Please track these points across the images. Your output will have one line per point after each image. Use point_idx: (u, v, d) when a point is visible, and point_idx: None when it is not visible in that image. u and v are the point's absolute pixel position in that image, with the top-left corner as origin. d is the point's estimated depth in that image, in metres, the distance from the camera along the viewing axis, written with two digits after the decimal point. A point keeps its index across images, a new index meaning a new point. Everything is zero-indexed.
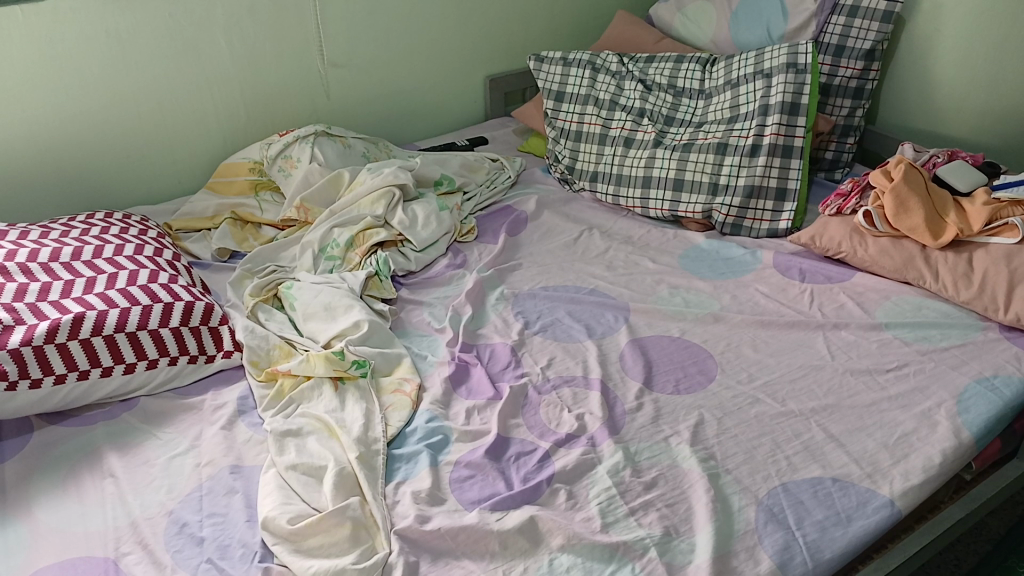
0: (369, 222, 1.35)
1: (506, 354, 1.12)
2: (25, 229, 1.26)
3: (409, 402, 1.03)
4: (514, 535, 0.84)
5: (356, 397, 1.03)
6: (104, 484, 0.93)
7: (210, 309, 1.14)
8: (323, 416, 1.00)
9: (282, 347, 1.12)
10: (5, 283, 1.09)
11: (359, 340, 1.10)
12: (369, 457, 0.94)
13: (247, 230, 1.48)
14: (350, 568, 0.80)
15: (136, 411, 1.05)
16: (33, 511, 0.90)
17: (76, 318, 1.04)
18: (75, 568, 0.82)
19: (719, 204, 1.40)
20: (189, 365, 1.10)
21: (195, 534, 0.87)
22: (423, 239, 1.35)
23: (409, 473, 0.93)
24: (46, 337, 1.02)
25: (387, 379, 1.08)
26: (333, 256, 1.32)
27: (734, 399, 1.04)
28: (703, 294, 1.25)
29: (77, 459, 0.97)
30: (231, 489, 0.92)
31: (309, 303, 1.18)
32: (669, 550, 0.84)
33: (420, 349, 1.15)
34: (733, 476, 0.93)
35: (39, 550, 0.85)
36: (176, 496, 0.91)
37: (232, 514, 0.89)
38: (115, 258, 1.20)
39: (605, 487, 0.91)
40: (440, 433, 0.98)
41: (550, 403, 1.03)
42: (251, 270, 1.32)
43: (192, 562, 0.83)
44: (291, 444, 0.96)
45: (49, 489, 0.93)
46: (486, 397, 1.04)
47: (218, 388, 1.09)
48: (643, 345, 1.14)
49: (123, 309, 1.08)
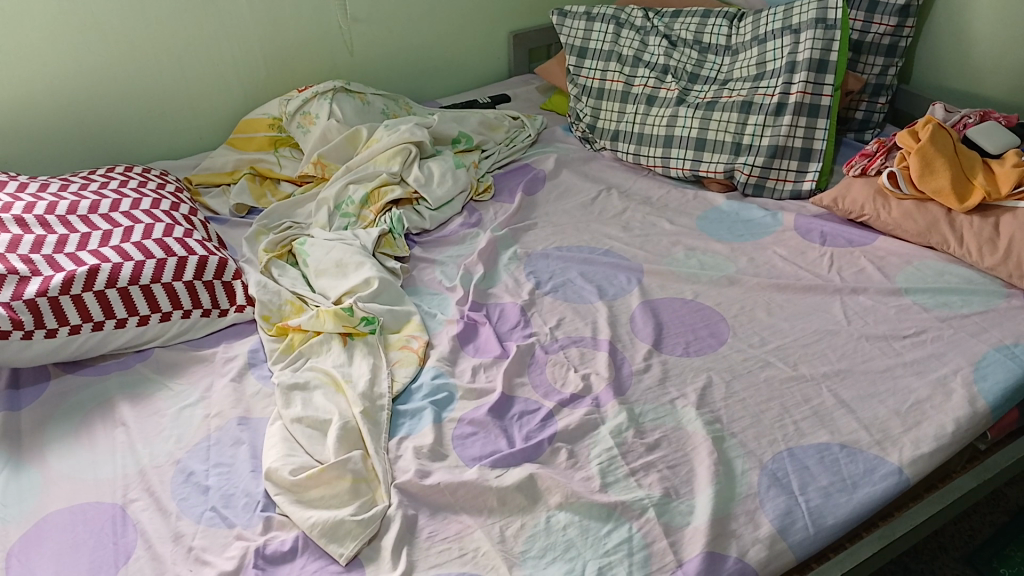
0: (384, 179, 1.35)
1: (515, 314, 1.11)
2: (46, 182, 1.28)
3: (416, 359, 1.03)
4: (512, 492, 0.84)
5: (363, 353, 1.04)
6: (115, 433, 0.95)
7: (224, 264, 1.15)
8: (330, 371, 1.01)
9: (293, 303, 1.13)
10: (23, 235, 1.11)
11: (369, 297, 1.10)
12: (373, 413, 0.95)
13: (266, 185, 1.48)
14: (349, 520, 0.81)
15: (149, 362, 1.06)
16: (47, 458, 0.92)
17: (90, 270, 1.06)
18: (86, 513, 0.85)
19: (742, 163, 1.37)
20: (202, 318, 1.11)
21: (201, 482, 0.88)
22: (438, 197, 1.34)
23: (412, 429, 0.94)
24: (61, 289, 1.03)
25: (396, 337, 1.08)
26: (347, 213, 1.32)
27: (744, 362, 1.03)
28: (720, 256, 1.23)
29: (90, 409, 0.99)
30: (238, 441, 0.94)
31: (321, 260, 1.18)
32: (668, 511, 0.84)
33: (430, 307, 1.14)
34: (738, 439, 0.93)
35: (50, 495, 0.87)
36: (184, 446, 0.93)
37: (237, 465, 0.90)
38: (131, 212, 1.21)
39: (606, 447, 0.90)
40: (445, 390, 0.99)
41: (556, 362, 1.03)
42: (267, 226, 1.33)
43: (197, 511, 0.85)
44: (298, 398, 0.97)
45: (64, 436, 0.95)
46: (492, 356, 1.03)
47: (230, 341, 1.10)
48: (654, 306, 1.13)
49: (137, 262, 1.09)
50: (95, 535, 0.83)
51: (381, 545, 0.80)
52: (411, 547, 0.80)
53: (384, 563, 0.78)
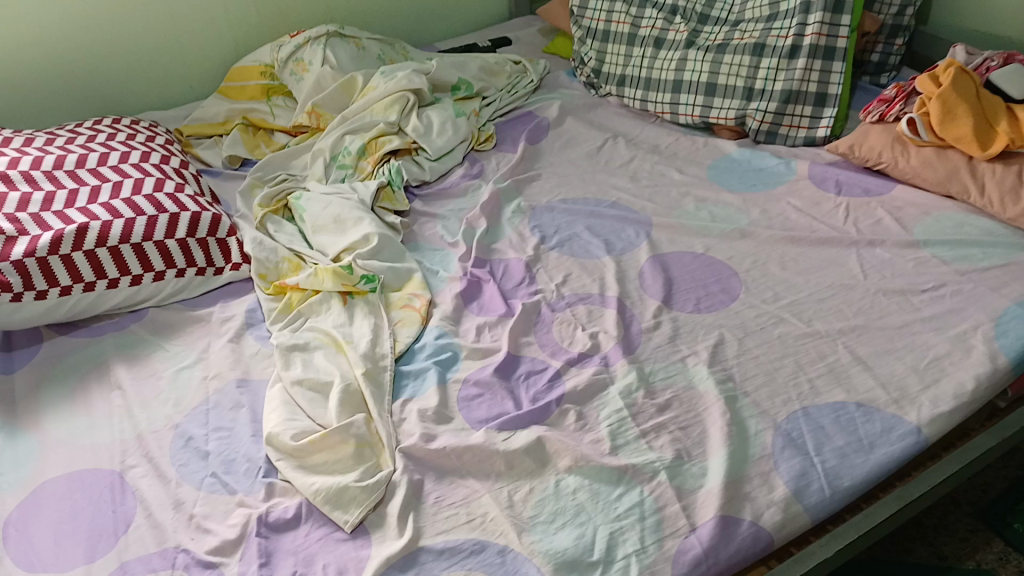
0: (382, 129, 1.30)
1: (520, 270, 1.08)
2: (30, 136, 1.23)
3: (419, 318, 1.00)
4: (520, 455, 0.82)
5: (364, 312, 1.01)
6: (111, 397, 0.93)
7: (218, 220, 1.11)
8: (331, 331, 0.98)
9: (291, 260, 1.09)
10: (8, 192, 1.06)
11: (369, 255, 1.07)
12: (376, 374, 0.92)
13: (259, 136, 1.43)
14: (353, 486, 0.78)
15: (144, 322, 1.03)
16: (42, 423, 0.90)
17: (79, 229, 1.02)
18: (83, 481, 0.83)
19: (754, 109, 1.32)
20: (197, 277, 1.07)
21: (201, 448, 0.86)
22: (438, 147, 1.30)
23: (416, 391, 0.91)
24: (49, 249, 0.99)
25: (396, 295, 1.04)
26: (344, 165, 1.27)
27: (757, 319, 1.00)
28: (731, 208, 1.19)
29: (85, 371, 0.97)
30: (237, 404, 0.91)
31: (318, 215, 1.13)
32: (680, 474, 0.81)
33: (432, 264, 1.11)
34: (751, 399, 0.90)
35: (46, 461, 0.85)
36: (182, 410, 0.91)
37: (237, 429, 0.88)
38: (119, 166, 1.17)
39: (616, 409, 0.88)
40: (449, 350, 0.96)
41: (563, 320, 1.00)
42: (261, 179, 1.28)
43: (197, 476, 0.83)
44: (297, 359, 0.94)
45: (58, 399, 0.93)
46: (497, 314, 1.00)
47: (227, 300, 1.07)
48: (665, 261, 1.09)
49: (128, 219, 1.05)
50: (94, 504, 0.81)
51: (387, 511, 0.78)
52: (418, 513, 0.78)
53: (390, 530, 0.76)
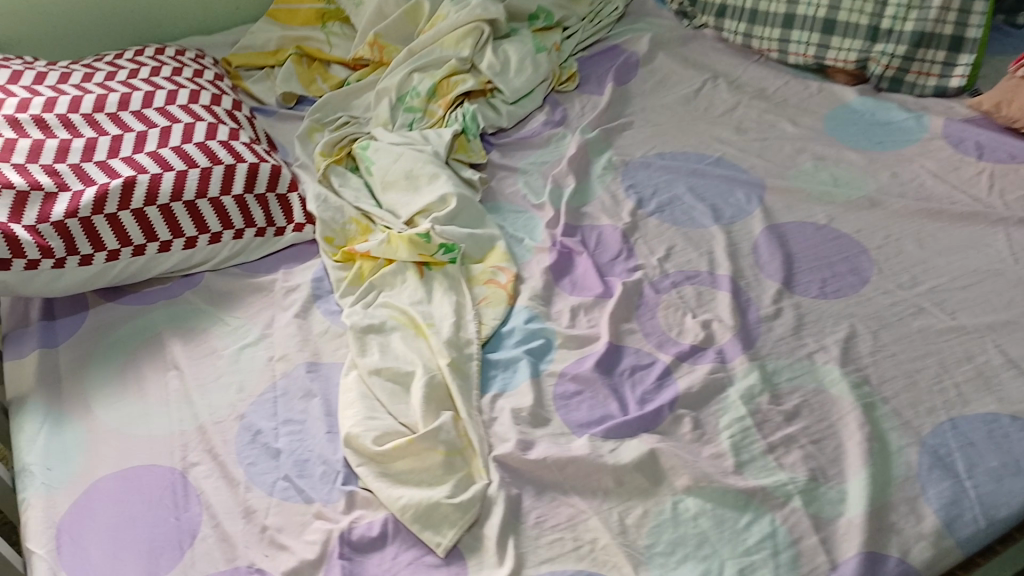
0: (453, 66, 1.15)
1: (616, 241, 0.95)
2: (67, 71, 1.11)
3: (505, 297, 0.89)
4: (631, 471, 0.73)
5: (444, 288, 0.90)
6: (168, 378, 0.84)
7: (278, 173, 0.99)
8: (408, 310, 0.87)
9: (359, 222, 0.98)
10: (44, 140, 0.94)
11: (446, 219, 0.95)
12: (461, 364, 0.82)
13: (314, 69, 1.29)
14: (445, 504, 0.70)
15: (199, 290, 0.93)
16: (92, 407, 0.82)
17: (126, 183, 0.90)
18: (139, 480, 0.75)
19: (878, 53, 1.15)
20: (257, 239, 0.96)
21: (271, 445, 0.78)
22: (515, 89, 1.15)
23: (507, 385, 0.81)
24: (93, 208, 0.88)
25: (478, 267, 0.93)
26: (412, 107, 1.13)
27: (892, 309, 0.88)
28: (855, 170, 1.04)
29: (137, 345, 0.88)
30: (308, 393, 0.82)
31: (388, 169, 1.01)
32: (816, 499, 0.71)
33: (516, 230, 0.99)
34: (891, 407, 0.78)
35: (98, 454, 0.77)
36: (247, 398, 0.82)
37: (310, 424, 0.79)
38: (166, 108, 1.03)
39: (738, 416, 0.77)
40: (541, 337, 0.85)
41: (669, 304, 0.88)
42: (320, 121, 1.15)
43: (268, 480, 0.75)
44: (373, 343, 0.84)
45: (108, 380, 0.84)
46: (593, 294, 0.89)
47: (290, 266, 0.96)
48: (782, 234, 0.97)
49: (179, 172, 0.94)
50: (154, 509, 0.73)
51: (484, 533, 0.69)
52: (519, 536, 0.69)
53: (489, 555, 0.68)
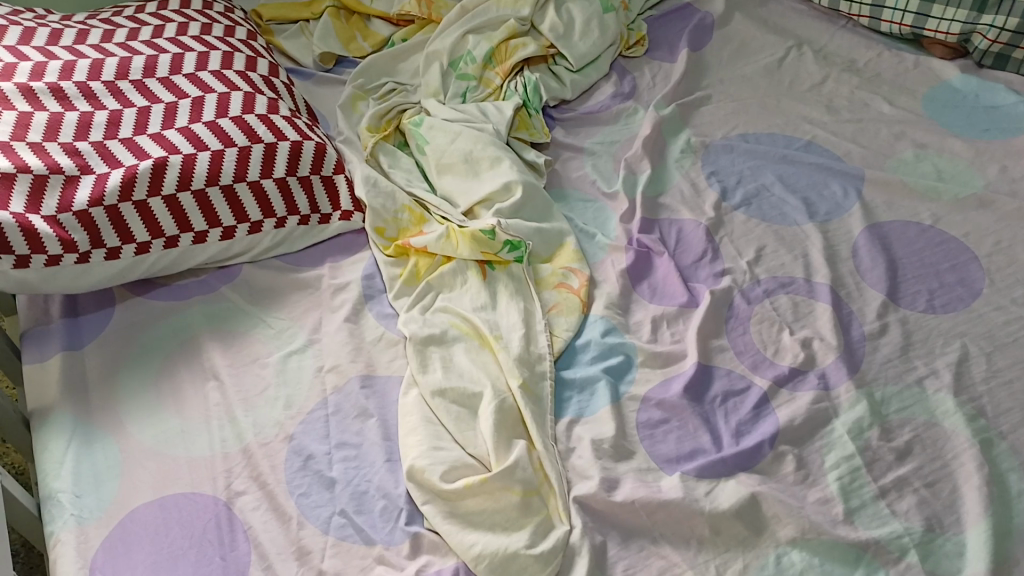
0: (512, 28, 1.03)
1: (700, 240, 0.86)
2: (83, 26, 0.96)
3: (579, 304, 0.80)
4: (730, 519, 0.65)
5: (510, 292, 0.81)
6: (207, 390, 0.76)
7: (323, 152, 0.89)
8: (472, 319, 0.78)
9: (412, 210, 0.88)
10: (62, 113, 0.82)
11: (510, 212, 0.85)
12: (533, 386, 0.74)
13: (353, 24, 1.15)
14: (525, 556, 0.62)
15: (237, 285, 0.85)
16: (125, 423, 0.75)
17: (156, 165, 0.80)
18: (179, 512, 0.68)
19: (984, 27, 1.00)
20: (301, 227, 0.87)
21: (323, 472, 0.71)
22: (581, 56, 1.03)
23: (583, 409, 0.73)
24: (120, 194, 0.78)
25: (546, 268, 0.84)
26: (466, 75, 1.02)
27: (1008, 327, 0.77)
28: (961, 162, 0.93)
29: (171, 349, 0.80)
30: (364, 412, 0.74)
31: (443, 149, 0.91)
32: (933, 553, 0.63)
33: (586, 223, 0.89)
34: (1010, 443, 0.69)
35: (133, 480, 0.71)
36: (296, 416, 0.74)
37: (367, 450, 0.72)
38: (196, 73, 0.91)
39: (845, 454, 0.69)
40: (620, 353, 0.77)
41: (762, 317, 0.80)
42: (363, 87, 1.04)
43: (322, 515, 0.68)
44: (434, 357, 0.76)
45: (140, 390, 0.77)
46: (677, 303, 0.80)
47: (337, 258, 0.87)
48: (884, 235, 0.86)
49: (215, 152, 0.83)
50: (196, 550, 0.66)
51: None
52: None
53: None
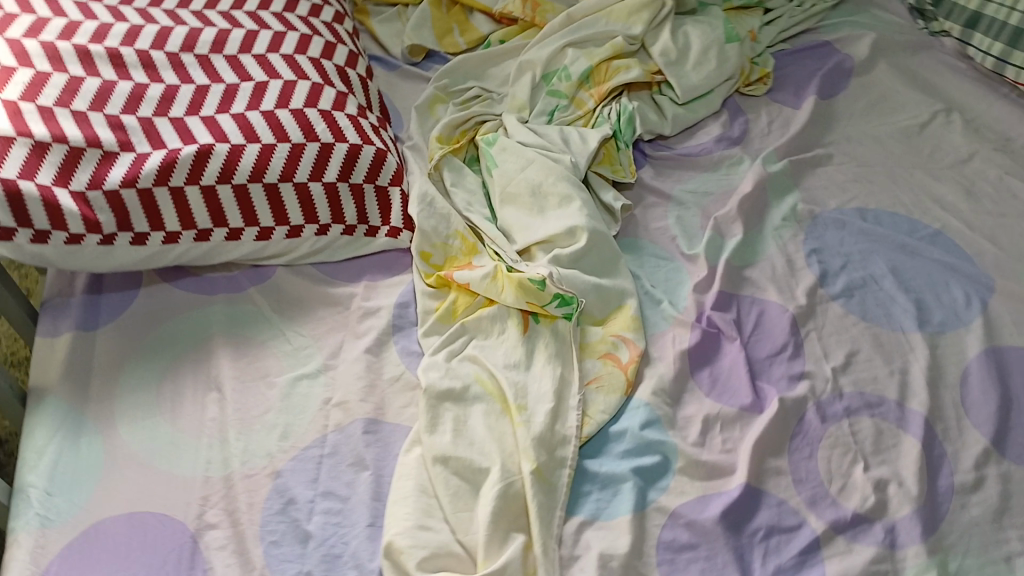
0: (617, 46, 0.93)
1: (781, 331, 0.74)
2: None
3: (623, 385, 0.70)
4: None
5: (549, 354, 0.71)
6: (206, 403, 0.71)
7: (382, 159, 0.82)
8: (499, 378, 0.69)
9: (464, 237, 0.80)
10: (117, 82, 0.78)
11: (569, 262, 0.76)
12: (549, 474, 0.64)
13: (454, 15, 1.06)
14: None
15: (266, 288, 0.79)
16: (116, 422, 0.70)
17: (200, 151, 0.75)
18: (147, 536, 0.63)
19: None
20: (344, 237, 0.80)
21: (301, 523, 0.64)
22: (690, 87, 0.92)
23: (601, 511, 0.64)
24: (156, 178, 0.73)
25: (596, 332, 0.74)
26: (557, 91, 0.92)
27: None
28: None
29: (182, 349, 0.74)
30: (360, 462, 0.67)
31: (512, 176, 0.81)
32: None
33: (654, 285, 0.78)
34: None
35: (109, 489, 0.66)
36: (288, 451, 0.68)
37: (353, 507, 0.64)
38: (267, 55, 0.85)
39: None
40: (657, 453, 0.66)
41: (835, 440, 0.67)
42: (445, 89, 0.96)
43: (288, 573, 0.61)
44: (447, 415, 0.67)
45: (141, 388, 0.72)
46: (738, 404, 0.69)
47: (375, 277, 0.80)
48: (1004, 362, 0.71)
49: (266, 145, 0.77)
50: None
51: None
52: None
53: None
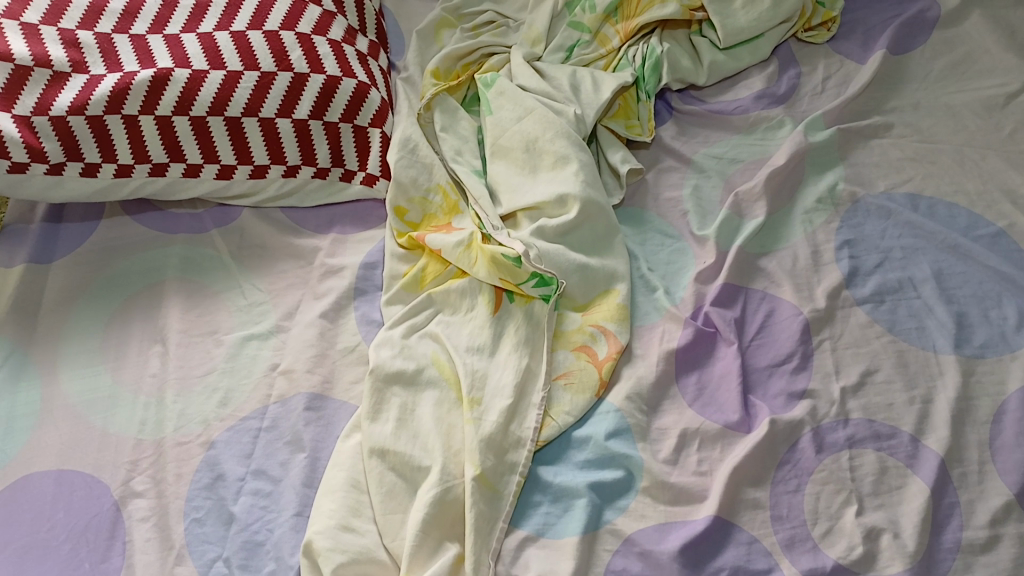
0: None
1: (789, 337, 0.64)
2: None
3: (594, 384, 0.62)
4: None
5: (517, 341, 0.64)
6: (149, 355, 0.67)
7: (364, 95, 0.73)
8: (456, 363, 0.63)
9: (446, 193, 0.72)
10: None
11: (555, 235, 0.67)
12: (495, 481, 0.58)
13: None
14: None
15: (229, 230, 0.73)
16: (57, 368, 0.66)
17: (157, 77, 0.67)
18: (71, 497, 0.60)
19: None
20: (315, 181, 0.73)
21: (226, 503, 0.60)
22: (735, 30, 0.78)
23: (547, 527, 0.57)
24: (108, 104, 0.66)
25: (573, 319, 0.66)
26: (580, 23, 0.80)
27: None
28: None
29: (134, 292, 0.70)
30: (296, 442, 0.62)
31: (506, 127, 0.72)
32: None
33: (652, 267, 0.69)
34: None
35: (40, 441, 0.63)
36: (225, 420, 0.63)
37: (282, 491, 0.60)
38: None
39: None
40: (621, 467, 0.59)
41: (828, 476, 0.58)
42: (456, 9, 0.85)
43: (206, 555, 0.58)
44: (393, 402, 0.61)
45: (87, 332, 0.68)
46: (722, 421, 0.60)
47: (345, 229, 0.73)
48: None
49: (232, 73, 0.69)
50: (71, 545, 0.58)
51: None
52: None
53: None
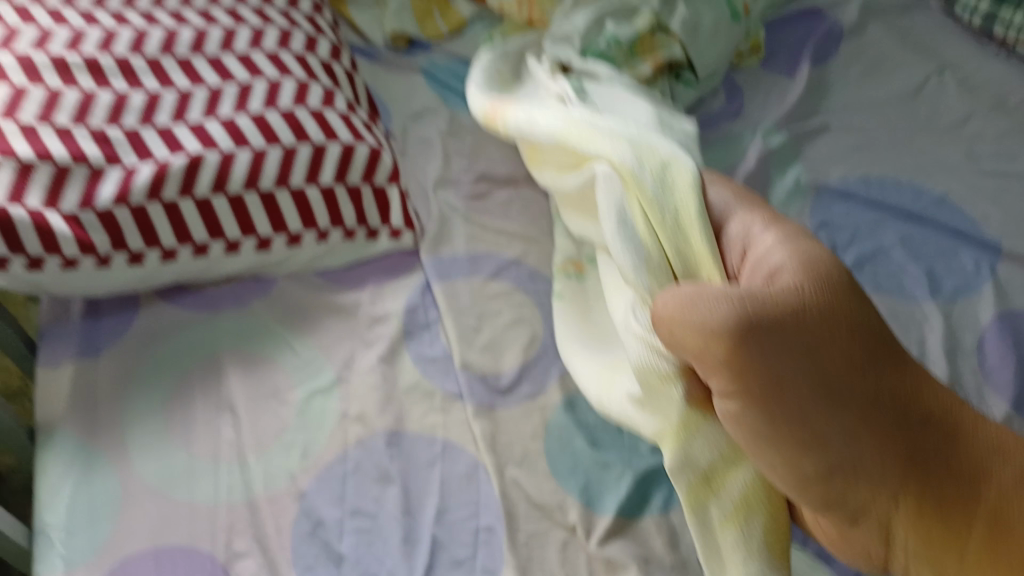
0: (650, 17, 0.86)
1: None
2: None
3: None
4: None
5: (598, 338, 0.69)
6: (220, 425, 0.70)
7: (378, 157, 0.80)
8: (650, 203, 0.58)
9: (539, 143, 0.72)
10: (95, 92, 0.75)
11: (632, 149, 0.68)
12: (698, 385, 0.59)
13: None
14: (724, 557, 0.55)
15: (269, 301, 0.78)
16: (130, 455, 0.67)
17: (191, 163, 0.72)
18: (176, 569, 0.62)
19: None
20: (345, 243, 0.79)
21: (333, 545, 0.63)
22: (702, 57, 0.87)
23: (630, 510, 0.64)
24: (148, 192, 0.71)
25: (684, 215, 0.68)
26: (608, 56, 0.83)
27: None
28: None
29: (195, 368, 0.73)
30: (386, 476, 0.66)
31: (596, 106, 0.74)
32: None
33: None
34: None
35: (130, 523, 0.64)
36: (311, 469, 0.67)
37: (383, 523, 0.64)
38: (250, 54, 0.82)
39: None
40: None
41: None
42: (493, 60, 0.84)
43: None
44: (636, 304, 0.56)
45: (150, 414, 0.70)
46: None
47: (381, 282, 0.79)
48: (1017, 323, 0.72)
49: (257, 152, 0.75)
50: None
51: None
52: None
53: None
